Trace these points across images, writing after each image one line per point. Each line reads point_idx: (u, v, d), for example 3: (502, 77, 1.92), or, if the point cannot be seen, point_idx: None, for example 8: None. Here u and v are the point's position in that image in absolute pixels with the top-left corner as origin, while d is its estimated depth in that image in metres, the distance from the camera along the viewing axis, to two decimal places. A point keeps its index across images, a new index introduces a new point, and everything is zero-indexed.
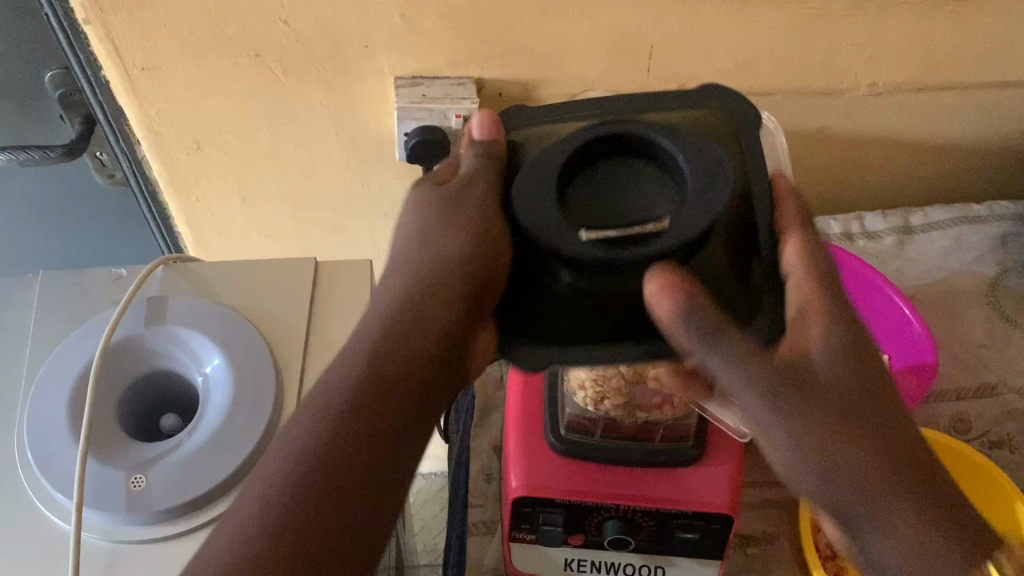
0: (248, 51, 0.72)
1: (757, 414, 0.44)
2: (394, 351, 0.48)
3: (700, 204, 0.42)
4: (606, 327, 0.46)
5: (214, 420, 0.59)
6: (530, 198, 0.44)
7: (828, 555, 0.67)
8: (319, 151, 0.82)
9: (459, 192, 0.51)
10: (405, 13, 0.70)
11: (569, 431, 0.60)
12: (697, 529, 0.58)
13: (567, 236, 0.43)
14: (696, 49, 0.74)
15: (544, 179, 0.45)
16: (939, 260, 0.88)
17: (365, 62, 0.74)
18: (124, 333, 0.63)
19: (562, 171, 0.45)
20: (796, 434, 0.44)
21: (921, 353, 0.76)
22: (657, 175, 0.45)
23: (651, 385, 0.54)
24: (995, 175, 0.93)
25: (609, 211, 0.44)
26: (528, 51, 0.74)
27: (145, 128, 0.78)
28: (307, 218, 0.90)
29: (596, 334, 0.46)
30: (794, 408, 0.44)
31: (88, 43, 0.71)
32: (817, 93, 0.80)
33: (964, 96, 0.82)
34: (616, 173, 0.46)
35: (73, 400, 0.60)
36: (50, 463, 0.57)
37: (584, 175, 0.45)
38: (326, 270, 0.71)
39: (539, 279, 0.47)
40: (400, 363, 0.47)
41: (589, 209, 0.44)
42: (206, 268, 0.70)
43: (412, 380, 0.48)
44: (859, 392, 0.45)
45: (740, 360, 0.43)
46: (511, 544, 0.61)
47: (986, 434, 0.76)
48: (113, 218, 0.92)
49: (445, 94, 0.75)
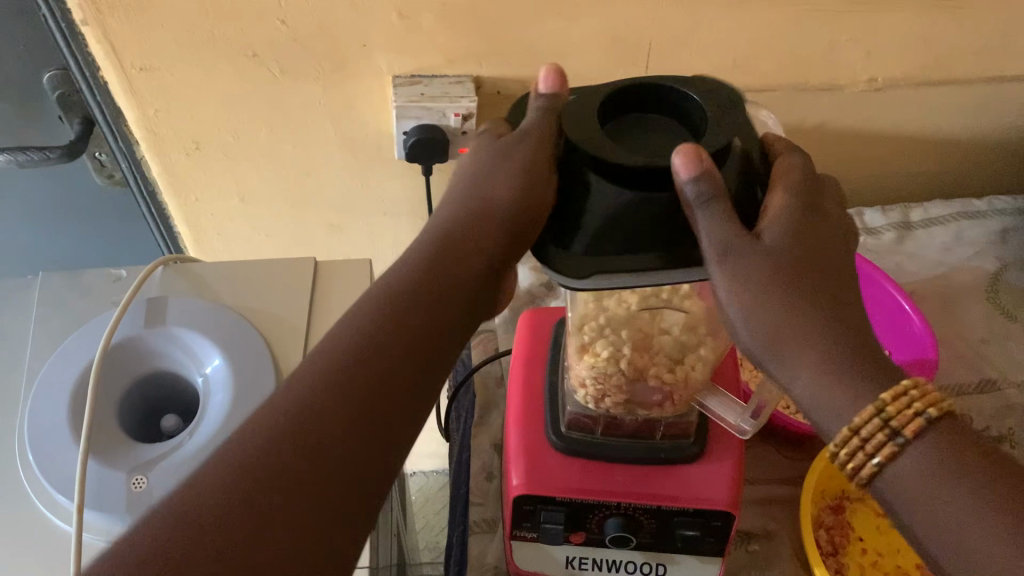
0: (246, 51, 0.72)
1: (765, 325, 0.44)
2: (421, 292, 0.46)
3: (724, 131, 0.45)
4: (633, 232, 0.44)
5: (214, 420, 0.59)
6: (571, 128, 0.45)
7: (829, 551, 0.68)
8: (318, 150, 0.82)
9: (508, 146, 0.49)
10: (402, 12, 0.70)
11: (570, 429, 0.60)
12: (699, 526, 0.58)
13: (608, 149, 0.44)
14: (693, 46, 0.74)
15: (579, 119, 0.46)
16: (939, 256, 0.88)
17: (363, 61, 0.74)
18: (124, 334, 0.63)
19: (595, 111, 0.46)
20: (806, 346, 0.43)
21: (922, 348, 0.76)
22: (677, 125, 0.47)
23: (652, 381, 0.56)
24: (995, 170, 0.93)
25: (641, 145, 0.45)
26: (526, 49, 0.74)
27: (143, 128, 0.78)
28: (306, 217, 0.90)
29: (625, 241, 0.44)
30: (805, 320, 0.43)
31: (86, 44, 0.71)
32: (816, 89, 0.80)
33: (964, 91, 0.82)
34: (638, 127, 0.47)
35: (74, 401, 0.60)
36: (50, 464, 0.57)
37: (613, 121, 0.47)
38: (325, 270, 0.71)
39: (571, 197, 0.45)
40: (428, 313, 0.45)
41: (623, 141, 0.45)
42: (205, 269, 0.70)
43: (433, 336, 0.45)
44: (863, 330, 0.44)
45: (751, 274, 0.43)
46: (512, 542, 0.61)
47: (988, 429, 0.75)
48: (112, 218, 0.92)
49: (443, 92, 0.75)
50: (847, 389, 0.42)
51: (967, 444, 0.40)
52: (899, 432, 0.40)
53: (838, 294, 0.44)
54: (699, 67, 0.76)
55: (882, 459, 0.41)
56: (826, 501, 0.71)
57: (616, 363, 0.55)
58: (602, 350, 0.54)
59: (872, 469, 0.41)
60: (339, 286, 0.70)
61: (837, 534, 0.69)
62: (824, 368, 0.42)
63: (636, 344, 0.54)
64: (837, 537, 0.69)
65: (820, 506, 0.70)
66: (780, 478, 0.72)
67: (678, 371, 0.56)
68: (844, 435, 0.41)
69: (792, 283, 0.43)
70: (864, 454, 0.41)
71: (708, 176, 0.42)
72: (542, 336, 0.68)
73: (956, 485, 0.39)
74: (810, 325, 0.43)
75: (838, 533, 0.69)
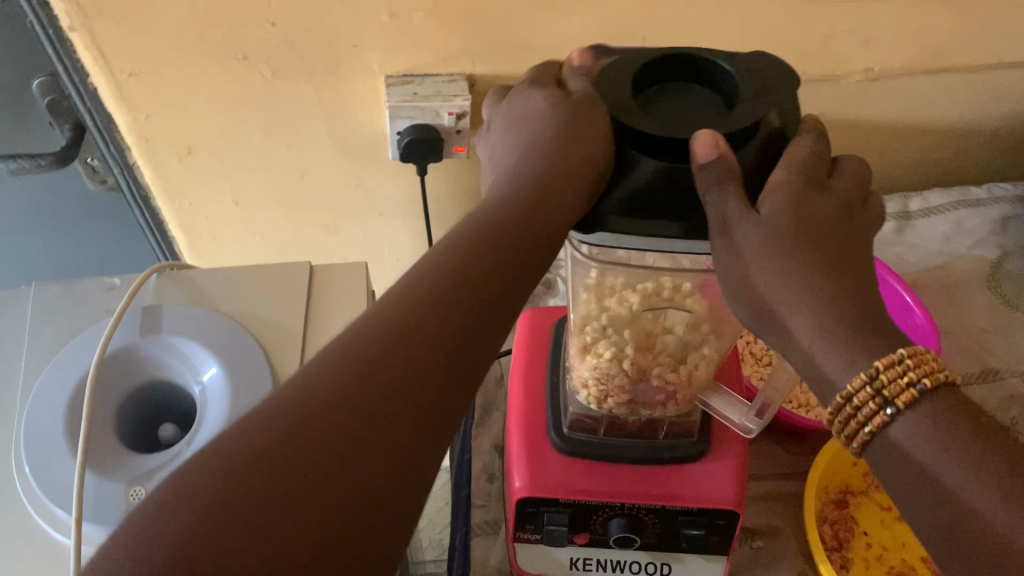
0: (236, 53, 0.72)
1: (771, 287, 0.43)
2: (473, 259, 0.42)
3: (755, 107, 0.44)
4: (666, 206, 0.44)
5: (213, 428, 0.59)
6: (608, 95, 0.46)
7: (834, 546, 0.68)
8: (312, 151, 0.81)
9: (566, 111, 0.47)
10: (392, 11, 0.70)
11: (573, 431, 0.60)
12: (704, 525, 0.57)
13: (639, 118, 0.44)
14: (688, 39, 0.74)
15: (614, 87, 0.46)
16: (940, 246, 0.87)
17: (355, 61, 0.73)
18: (119, 343, 0.63)
19: (635, 79, 0.46)
20: (816, 309, 0.42)
21: (924, 339, 0.76)
22: (715, 96, 0.47)
23: (656, 381, 0.56)
24: (994, 158, 0.92)
25: (673, 113, 0.45)
26: (519, 46, 0.73)
27: (135, 133, 0.77)
28: (302, 219, 0.89)
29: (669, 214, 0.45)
30: (811, 282, 0.42)
31: (73, 50, 0.70)
32: (812, 80, 0.79)
33: (962, 79, 0.81)
34: (678, 93, 0.47)
35: (69, 413, 0.60)
36: (48, 477, 0.57)
37: (652, 89, 0.47)
38: (322, 275, 0.71)
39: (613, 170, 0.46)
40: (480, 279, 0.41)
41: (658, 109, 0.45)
42: (200, 275, 0.70)
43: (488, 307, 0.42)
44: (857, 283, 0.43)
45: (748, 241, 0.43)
46: (516, 544, 0.61)
47: (991, 420, 0.74)
48: (106, 224, 0.91)
49: (436, 91, 0.74)
50: (833, 342, 0.42)
51: (964, 419, 0.40)
52: (890, 402, 0.40)
53: (836, 252, 0.43)
54: None
55: (874, 428, 0.41)
56: (830, 496, 0.71)
57: (620, 364, 0.54)
58: (605, 350, 0.54)
59: (864, 437, 0.42)
60: (336, 290, 0.70)
61: (841, 529, 0.69)
62: (812, 320, 0.42)
63: (639, 344, 0.54)
64: (841, 532, 0.69)
65: (824, 501, 0.70)
66: (784, 474, 0.72)
67: (681, 371, 0.56)
68: (837, 403, 0.42)
69: (795, 249, 0.43)
70: (856, 423, 0.41)
71: (723, 161, 0.41)
72: (546, 330, 0.68)
73: (943, 462, 0.39)
74: (797, 279, 0.43)
75: (842, 528, 0.69)
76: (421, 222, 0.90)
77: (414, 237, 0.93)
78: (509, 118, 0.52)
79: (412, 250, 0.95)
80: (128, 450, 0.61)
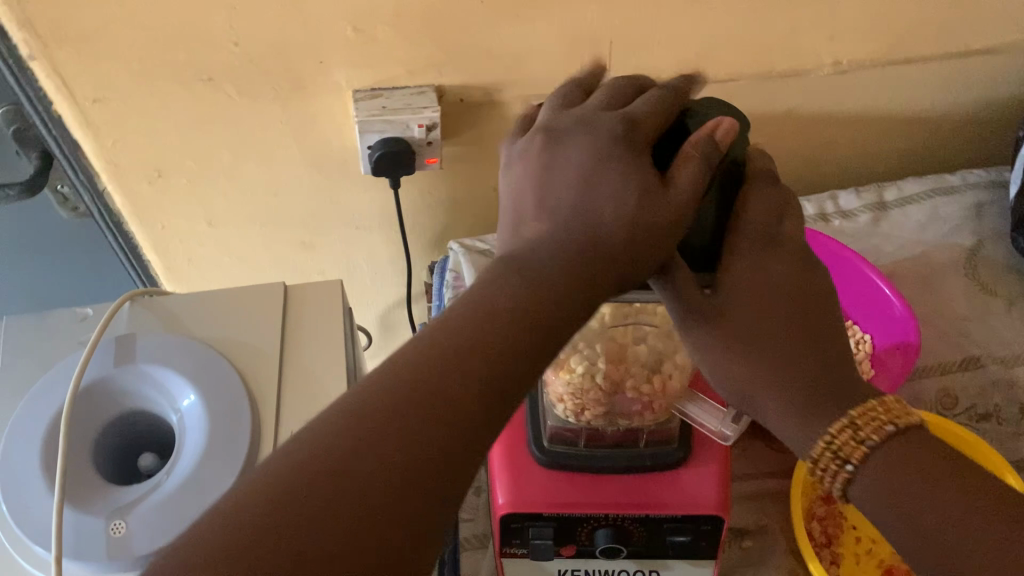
0: (201, 75, 0.71)
1: (732, 367, 0.49)
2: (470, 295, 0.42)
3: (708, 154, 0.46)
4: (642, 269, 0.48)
5: (192, 457, 0.58)
6: None
7: (823, 543, 0.68)
8: (284, 170, 0.81)
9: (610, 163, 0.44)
10: (357, 26, 0.69)
11: (553, 444, 0.59)
12: (688, 531, 0.58)
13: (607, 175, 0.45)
14: (655, 40, 0.73)
15: None
16: (916, 235, 0.87)
17: (321, 77, 0.73)
18: (94, 376, 0.62)
19: None
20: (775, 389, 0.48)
21: (905, 331, 0.76)
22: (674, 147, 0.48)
23: (631, 394, 0.55)
24: (968, 144, 0.92)
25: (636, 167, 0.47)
26: (485, 55, 0.73)
27: (103, 159, 0.77)
28: (277, 237, 0.88)
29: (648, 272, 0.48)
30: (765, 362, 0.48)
31: (36, 79, 0.69)
32: (781, 76, 0.79)
33: (930, 68, 0.81)
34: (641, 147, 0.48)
35: (46, 450, 0.59)
36: (27, 516, 0.56)
37: None
38: (297, 296, 0.71)
39: None
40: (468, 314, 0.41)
41: None
42: (174, 301, 0.69)
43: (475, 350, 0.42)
44: (810, 350, 0.48)
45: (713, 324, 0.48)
46: (503, 559, 0.60)
47: (974, 408, 0.75)
48: (80, 250, 0.90)
49: (405, 104, 0.74)
50: (797, 419, 0.48)
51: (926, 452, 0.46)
52: (867, 438, 0.46)
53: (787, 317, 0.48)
54: (661, 62, 0.75)
55: (854, 465, 0.47)
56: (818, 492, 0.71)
57: (592, 378, 0.54)
58: (576, 366, 0.54)
59: (845, 476, 0.47)
60: (312, 309, 0.70)
61: (830, 525, 0.69)
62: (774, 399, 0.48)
63: (611, 357, 0.54)
64: (831, 528, 0.69)
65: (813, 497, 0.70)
66: (768, 472, 0.71)
67: (655, 381, 0.55)
68: (820, 447, 0.47)
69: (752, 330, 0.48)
70: (837, 461, 0.47)
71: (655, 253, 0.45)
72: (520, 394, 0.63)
73: (913, 489, 0.45)
74: (756, 359, 0.48)
75: (831, 524, 0.69)
76: (397, 234, 0.90)
77: (392, 249, 0.92)
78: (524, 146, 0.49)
79: (390, 261, 0.94)
80: (108, 485, 0.60)
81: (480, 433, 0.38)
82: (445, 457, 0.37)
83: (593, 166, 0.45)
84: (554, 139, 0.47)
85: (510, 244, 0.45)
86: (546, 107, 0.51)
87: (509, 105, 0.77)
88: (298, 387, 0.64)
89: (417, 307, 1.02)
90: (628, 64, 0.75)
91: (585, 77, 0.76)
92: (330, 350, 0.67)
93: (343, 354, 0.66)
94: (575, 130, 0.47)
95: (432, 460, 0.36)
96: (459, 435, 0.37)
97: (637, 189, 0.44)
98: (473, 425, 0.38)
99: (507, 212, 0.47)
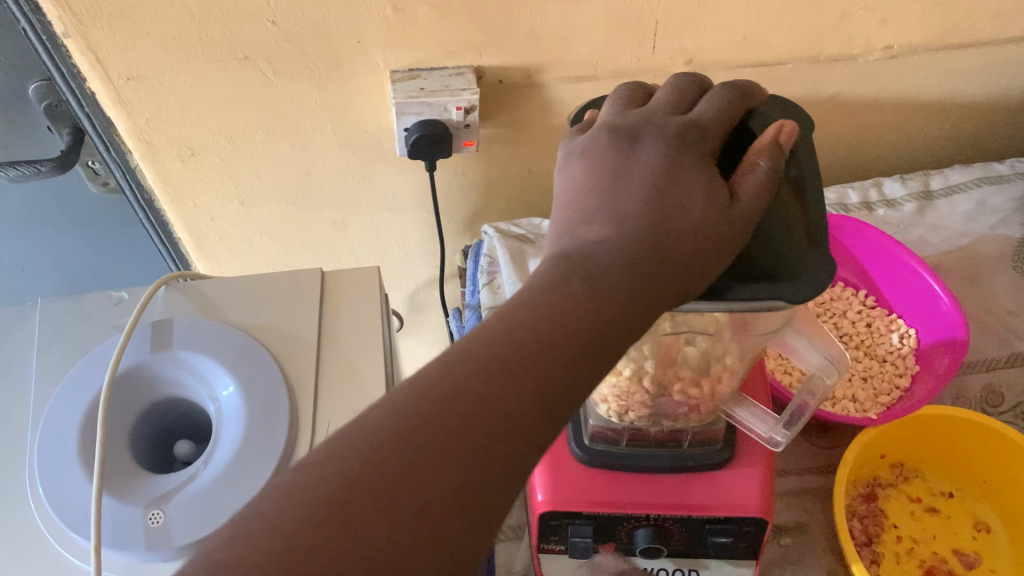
0: (236, 54, 0.69)
1: None
2: (532, 302, 0.40)
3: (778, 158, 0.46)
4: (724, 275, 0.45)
5: (230, 448, 0.58)
6: None
7: (864, 541, 0.68)
8: (318, 150, 0.79)
9: (679, 173, 0.44)
10: (396, 5, 0.67)
11: (594, 441, 0.59)
12: (731, 532, 0.57)
13: (681, 177, 0.44)
14: (702, 24, 0.71)
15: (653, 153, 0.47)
16: (961, 226, 0.85)
17: (357, 58, 0.71)
18: (131, 361, 0.61)
19: None
20: None
21: (951, 326, 0.74)
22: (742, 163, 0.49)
23: (677, 395, 0.55)
24: (1014, 131, 0.90)
25: None
26: (527, 36, 0.70)
27: (136, 138, 0.75)
28: (309, 216, 0.87)
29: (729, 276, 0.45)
30: None
31: (70, 56, 0.67)
32: (830, 60, 0.76)
33: (984, 55, 0.79)
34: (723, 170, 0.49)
35: (83, 436, 0.58)
36: (66, 503, 0.55)
37: None
38: (335, 281, 0.70)
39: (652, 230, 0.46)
40: (532, 324, 0.39)
41: None
42: (209, 285, 0.68)
43: (572, 352, 0.39)
44: None
45: None
46: (540, 556, 0.60)
47: (1020, 406, 0.75)
48: (111, 227, 0.89)
49: (443, 86, 0.71)
50: None
51: None
52: None
53: None
54: (707, 45, 0.73)
55: None
56: (859, 491, 0.71)
57: (639, 382, 0.53)
58: (624, 370, 0.53)
59: None
60: (350, 297, 0.69)
61: (871, 524, 0.69)
62: None
63: (660, 360, 0.52)
64: (872, 526, 0.69)
65: (853, 495, 0.70)
66: (809, 467, 0.70)
67: (704, 385, 0.54)
68: None
69: None
70: None
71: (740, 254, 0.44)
72: None
73: None
74: None
75: (872, 523, 0.69)
76: (430, 215, 0.89)
77: (424, 231, 0.91)
78: (581, 141, 0.49)
79: (422, 244, 0.93)
80: (145, 473, 0.60)
81: (538, 443, 0.37)
82: (506, 470, 0.35)
83: (658, 173, 0.45)
84: (624, 140, 0.47)
85: (566, 241, 0.44)
86: (608, 108, 0.51)
87: (549, 87, 0.75)
88: (337, 375, 0.63)
89: (449, 289, 1.02)
90: (674, 46, 0.73)
91: (629, 59, 0.73)
92: (368, 336, 0.66)
93: (382, 343, 0.65)
94: (643, 133, 0.47)
95: (496, 474, 0.35)
96: (521, 444, 0.36)
97: (709, 197, 0.44)
98: (534, 434, 0.37)
99: (564, 209, 0.46)
